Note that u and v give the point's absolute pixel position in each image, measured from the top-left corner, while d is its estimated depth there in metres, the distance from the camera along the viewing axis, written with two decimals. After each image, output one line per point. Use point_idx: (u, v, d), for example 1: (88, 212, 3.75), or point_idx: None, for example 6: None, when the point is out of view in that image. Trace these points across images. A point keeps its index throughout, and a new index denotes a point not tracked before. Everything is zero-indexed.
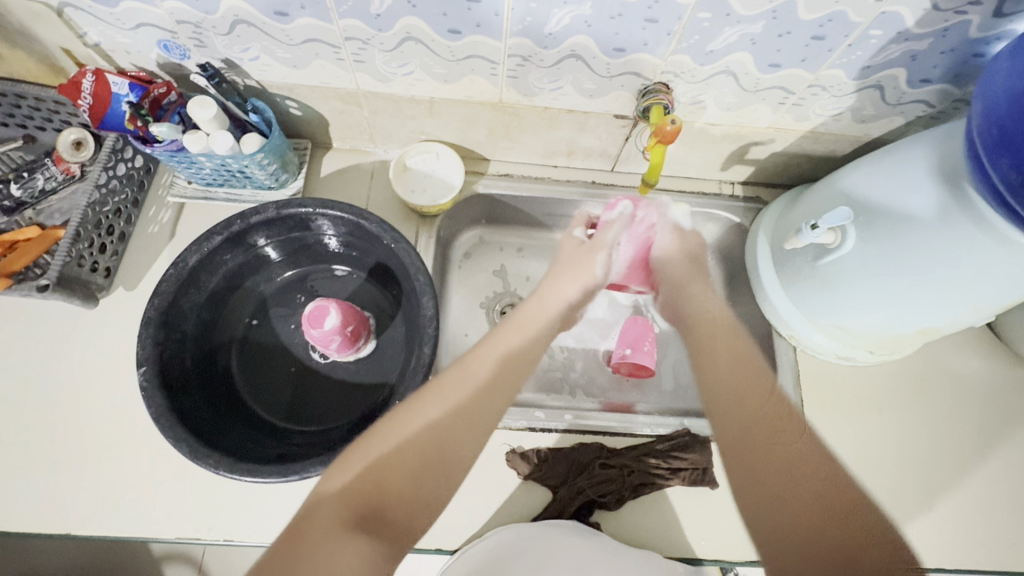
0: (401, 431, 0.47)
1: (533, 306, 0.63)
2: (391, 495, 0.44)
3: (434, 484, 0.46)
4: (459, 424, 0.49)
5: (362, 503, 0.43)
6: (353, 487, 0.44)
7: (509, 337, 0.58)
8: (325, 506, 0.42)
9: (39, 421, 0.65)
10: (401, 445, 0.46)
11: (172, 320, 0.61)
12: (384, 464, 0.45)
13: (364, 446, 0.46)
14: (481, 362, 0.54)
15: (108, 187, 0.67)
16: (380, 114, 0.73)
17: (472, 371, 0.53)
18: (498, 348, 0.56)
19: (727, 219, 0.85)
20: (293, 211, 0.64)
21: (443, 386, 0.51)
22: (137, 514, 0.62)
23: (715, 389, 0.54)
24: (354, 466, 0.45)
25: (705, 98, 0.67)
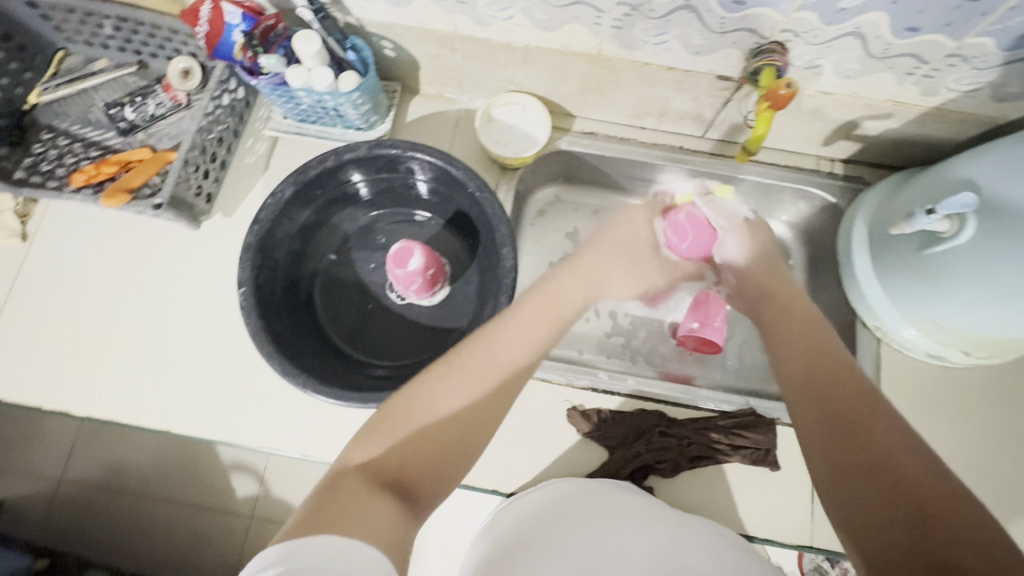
0: (427, 405, 0.46)
1: (560, 287, 0.60)
2: (413, 465, 0.43)
3: (454, 460, 0.45)
4: (486, 401, 0.47)
5: (389, 473, 0.42)
6: (377, 459, 0.42)
7: (536, 330, 0.54)
8: (354, 471, 0.41)
9: (145, 328, 0.71)
10: (427, 421, 0.45)
11: (268, 247, 0.64)
12: (409, 437, 0.44)
13: (390, 420, 0.45)
14: (510, 341, 0.51)
15: (214, 116, 0.71)
16: (473, 60, 0.72)
17: (500, 349, 0.50)
18: (518, 331, 0.52)
19: (821, 198, 0.80)
20: (384, 151, 0.65)
21: (468, 359, 0.49)
22: (226, 420, 0.68)
23: (845, 369, 0.48)
24: (380, 439, 0.43)
25: (823, 63, 0.62)
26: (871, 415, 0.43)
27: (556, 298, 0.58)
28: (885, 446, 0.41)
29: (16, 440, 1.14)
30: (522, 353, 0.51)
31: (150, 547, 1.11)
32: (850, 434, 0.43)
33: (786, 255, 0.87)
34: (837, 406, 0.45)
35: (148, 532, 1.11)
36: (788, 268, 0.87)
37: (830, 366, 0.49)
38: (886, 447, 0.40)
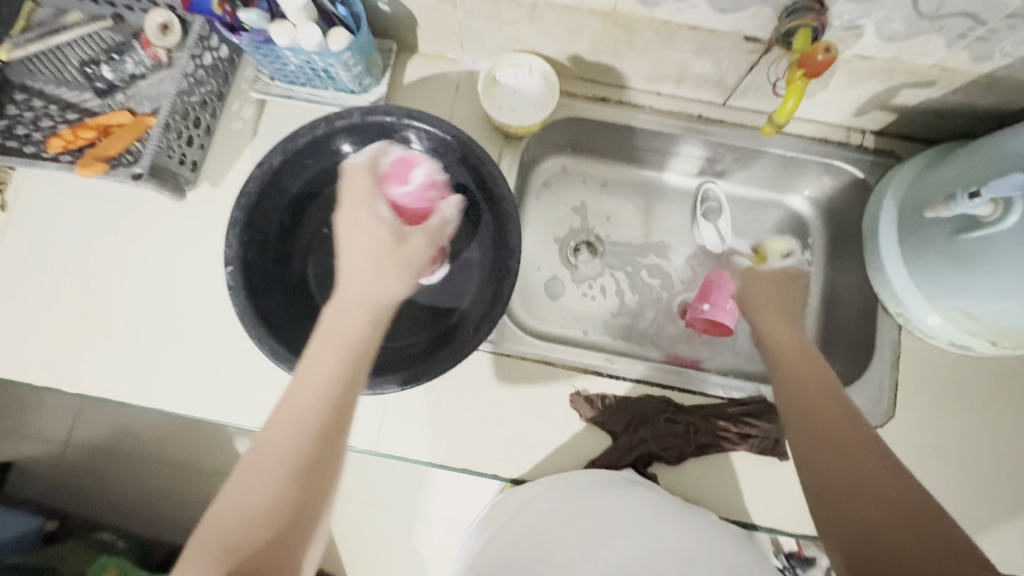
0: (279, 439, 0.44)
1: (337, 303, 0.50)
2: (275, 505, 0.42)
3: (315, 481, 0.44)
4: (328, 410, 0.45)
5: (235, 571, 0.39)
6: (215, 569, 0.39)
7: (316, 367, 0.46)
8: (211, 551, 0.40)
9: (133, 303, 0.68)
10: (250, 515, 0.42)
11: (256, 223, 0.60)
12: (263, 476, 0.43)
13: (226, 527, 0.41)
14: (331, 345, 0.47)
15: (196, 77, 0.65)
16: (475, 16, 0.66)
17: (319, 353, 0.47)
18: (311, 374, 0.46)
19: (848, 173, 0.75)
20: (378, 118, 0.60)
21: (310, 371, 0.46)
22: (219, 399, 0.66)
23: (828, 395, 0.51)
24: (244, 487, 0.43)
25: (865, 23, 0.55)
26: (853, 433, 0.47)
27: (338, 324, 0.48)
28: (857, 467, 0.44)
29: None
30: (349, 347, 0.47)
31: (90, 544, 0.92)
32: (834, 458, 0.45)
33: (805, 233, 0.83)
34: (824, 428, 0.48)
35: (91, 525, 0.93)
36: (805, 246, 0.83)
37: (819, 389, 0.52)
38: (865, 460, 0.44)
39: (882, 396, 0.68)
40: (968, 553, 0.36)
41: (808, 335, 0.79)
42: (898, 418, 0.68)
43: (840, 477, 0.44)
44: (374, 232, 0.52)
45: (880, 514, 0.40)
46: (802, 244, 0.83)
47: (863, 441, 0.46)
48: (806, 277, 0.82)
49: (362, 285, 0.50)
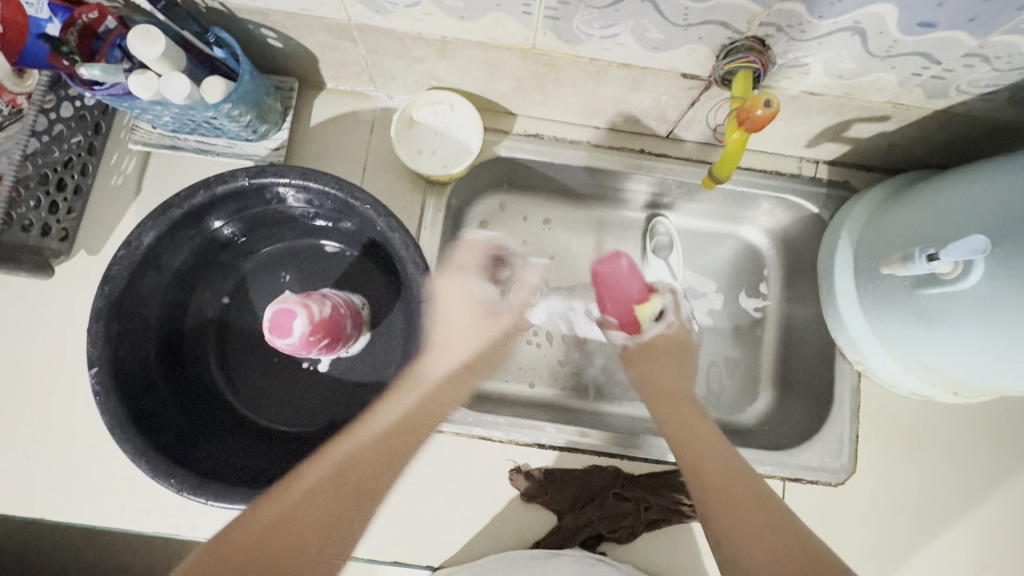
0: (277, 535, 0.44)
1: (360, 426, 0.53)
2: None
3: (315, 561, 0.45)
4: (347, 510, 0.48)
5: None
6: None
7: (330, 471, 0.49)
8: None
9: (1, 397, 0.59)
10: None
11: (129, 309, 0.52)
12: (278, 559, 0.43)
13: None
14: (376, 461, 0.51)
15: (51, 134, 0.56)
16: (380, 53, 0.58)
17: (345, 466, 0.50)
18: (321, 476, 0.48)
19: (802, 206, 0.70)
20: (268, 181, 0.52)
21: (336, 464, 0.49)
22: (111, 503, 0.58)
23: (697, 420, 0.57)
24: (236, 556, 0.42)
25: (811, 61, 0.49)
26: (709, 445, 0.53)
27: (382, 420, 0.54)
28: (729, 480, 0.49)
29: None
30: (380, 463, 0.52)
31: None
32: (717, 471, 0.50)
33: (760, 266, 0.78)
34: (689, 443, 0.54)
35: None
36: (761, 279, 0.78)
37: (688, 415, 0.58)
38: (726, 463, 0.51)
39: (843, 449, 0.64)
40: (800, 525, 0.46)
41: (766, 375, 0.75)
42: (859, 471, 0.65)
43: (721, 489, 0.49)
44: (315, 309, 0.50)
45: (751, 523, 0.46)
46: (757, 277, 0.78)
47: (730, 457, 0.52)
48: (763, 313, 0.77)
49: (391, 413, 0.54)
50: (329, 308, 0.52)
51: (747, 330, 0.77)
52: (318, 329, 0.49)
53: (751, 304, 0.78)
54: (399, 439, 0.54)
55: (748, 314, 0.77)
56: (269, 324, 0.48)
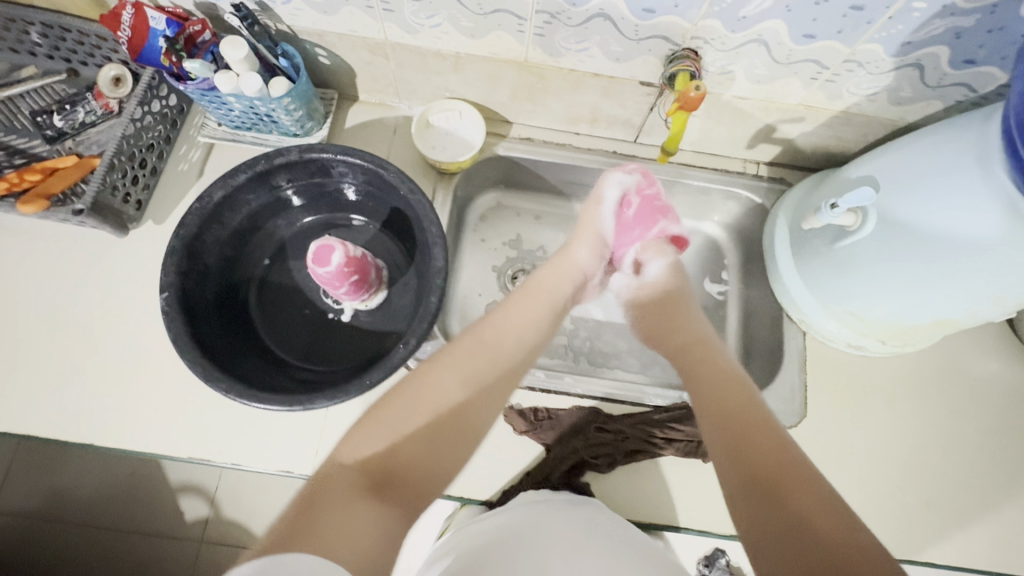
0: (431, 412, 0.51)
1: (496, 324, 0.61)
2: (410, 466, 0.48)
3: (448, 460, 0.50)
4: (475, 402, 0.54)
5: (378, 470, 0.46)
6: (370, 458, 0.47)
7: (471, 361, 0.56)
8: (348, 467, 0.46)
9: (66, 338, 0.69)
10: (401, 435, 0.49)
11: (195, 252, 0.63)
12: (424, 442, 0.50)
13: (372, 421, 0.50)
14: (470, 362, 0.56)
15: (142, 122, 0.70)
16: (407, 67, 0.74)
17: (466, 364, 0.56)
18: (440, 386, 0.53)
19: (748, 199, 0.84)
20: (316, 155, 0.66)
21: (454, 365, 0.55)
22: (152, 431, 0.66)
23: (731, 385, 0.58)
24: (374, 441, 0.48)
25: (734, 69, 0.65)
26: (749, 424, 0.52)
27: (498, 330, 0.61)
28: (762, 451, 0.50)
29: None
30: (505, 364, 0.58)
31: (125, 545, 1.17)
32: (786, 518, 0.45)
33: (721, 256, 0.90)
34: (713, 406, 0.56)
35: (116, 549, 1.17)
36: (723, 267, 0.90)
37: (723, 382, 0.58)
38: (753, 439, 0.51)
39: (795, 398, 0.74)
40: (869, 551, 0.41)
41: (730, 347, 0.85)
42: (810, 418, 0.74)
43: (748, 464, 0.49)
44: (350, 246, 0.61)
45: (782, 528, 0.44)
46: (719, 265, 0.91)
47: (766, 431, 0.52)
48: (726, 297, 0.88)
49: (514, 312, 0.63)
50: (360, 252, 0.64)
51: (713, 309, 0.88)
52: (352, 263, 0.61)
53: (716, 288, 0.89)
54: (501, 368, 0.58)
55: (713, 297, 0.89)
56: (313, 256, 0.60)
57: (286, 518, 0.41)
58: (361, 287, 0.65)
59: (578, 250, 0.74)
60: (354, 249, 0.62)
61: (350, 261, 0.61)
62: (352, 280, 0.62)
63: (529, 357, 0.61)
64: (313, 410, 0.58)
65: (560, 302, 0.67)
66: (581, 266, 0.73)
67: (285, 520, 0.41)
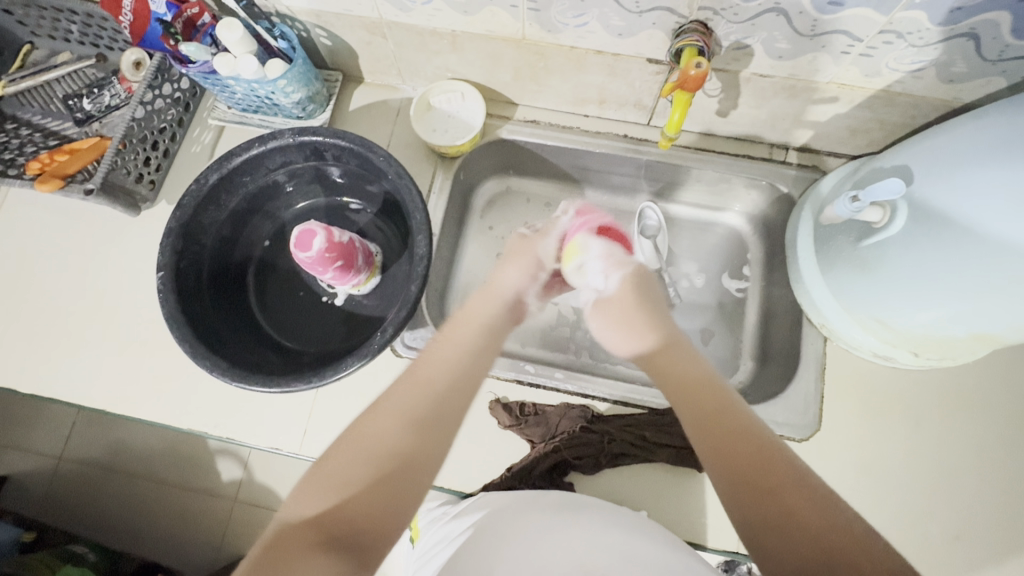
0: (374, 451, 0.45)
1: (441, 348, 0.54)
2: (361, 513, 0.42)
3: (400, 504, 0.44)
4: (422, 439, 0.47)
5: (325, 525, 0.41)
6: (316, 513, 0.42)
7: (413, 393, 0.50)
8: (296, 524, 0.41)
9: (89, 310, 0.74)
10: (347, 484, 0.43)
11: (192, 233, 0.65)
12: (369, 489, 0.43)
13: (319, 475, 0.44)
14: (406, 398, 0.49)
15: (153, 105, 0.72)
16: (406, 47, 0.72)
17: (402, 399, 0.49)
18: (383, 423, 0.47)
19: (774, 188, 0.76)
20: (308, 139, 0.66)
21: (392, 403, 0.49)
22: (160, 400, 0.70)
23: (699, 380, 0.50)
24: (320, 493, 0.43)
25: (752, 42, 0.58)
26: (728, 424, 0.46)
27: (441, 353, 0.54)
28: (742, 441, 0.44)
29: (24, 419, 1.32)
30: (448, 395, 0.50)
31: (167, 502, 1.26)
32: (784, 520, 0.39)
33: (744, 250, 0.84)
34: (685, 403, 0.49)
35: (157, 505, 1.27)
36: (745, 262, 0.83)
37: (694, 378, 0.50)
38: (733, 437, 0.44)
39: (809, 408, 0.67)
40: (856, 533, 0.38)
41: (747, 349, 0.79)
42: (825, 430, 0.67)
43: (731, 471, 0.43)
44: (331, 230, 0.61)
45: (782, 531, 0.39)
46: (741, 260, 0.84)
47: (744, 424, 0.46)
48: (745, 293, 0.82)
49: (446, 344, 0.55)
50: (347, 238, 0.64)
51: (730, 307, 0.81)
52: (333, 249, 0.61)
53: (735, 284, 0.83)
54: (444, 396, 0.50)
55: (732, 293, 0.82)
56: (295, 240, 0.60)
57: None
58: (350, 269, 0.65)
59: (506, 272, 0.67)
60: (338, 232, 0.62)
61: (333, 246, 0.61)
62: (337, 263, 0.63)
63: (483, 375, 0.54)
64: (290, 392, 0.59)
65: (497, 325, 0.60)
66: (512, 286, 0.66)
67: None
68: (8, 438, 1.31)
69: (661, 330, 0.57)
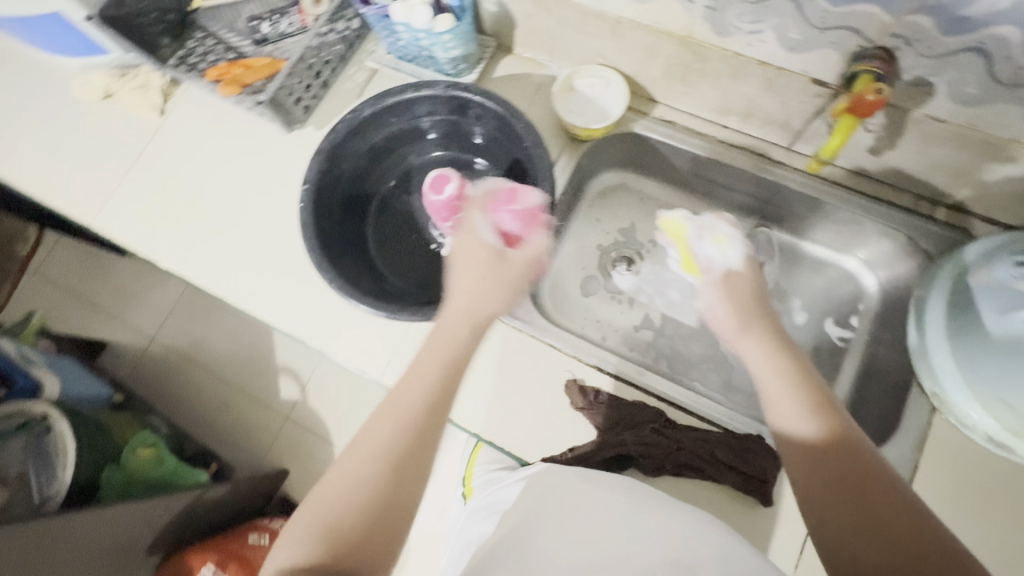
0: (353, 493, 0.47)
1: (412, 375, 0.53)
2: (354, 547, 0.45)
3: (391, 533, 0.46)
4: (401, 477, 0.48)
5: (316, 561, 0.43)
6: (305, 559, 0.44)
7: (385, 430, 0.49)
8: (284, 572, 0.43)
9: (229, 208, 0.82)
10: (330, 526, 0.45)
11: (337, 159, 0.71)
12: (351, 531, 0.45)
13: (305, 520, 0.46)
14: (381, 433, 0.49)
15: (326, 37, 0.79)
16: (566, 25, 0.73)
17: (379, 432, 0.49)
18: (356, 464, 0.48)
19: (910, 242, 0.72)
20: (458, 93, 0.69)
21: (369, 439, 0.49)
22: (272, 301, 0.77)
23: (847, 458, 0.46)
24: (304, 542, 0.45)
25: (938, 81, 0.55)
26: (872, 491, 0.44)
27: (411, 381, 0.52)
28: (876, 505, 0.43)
29: (133, 298, 1.47)
30: (421, 426, 0.50)
31: (232, 400, 1.37)
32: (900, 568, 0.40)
33: (856, 299, 0.80)
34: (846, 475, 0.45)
35: (221, 402, 1.38)
36: (854, 313, 0.80)
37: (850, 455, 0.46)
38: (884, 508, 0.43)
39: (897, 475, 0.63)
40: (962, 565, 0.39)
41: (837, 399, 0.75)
42: None
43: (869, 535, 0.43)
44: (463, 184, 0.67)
45: (865, 535, 0.43)
46: (851, 309, 0.80)
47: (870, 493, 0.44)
48: (847, 344, 0.79)
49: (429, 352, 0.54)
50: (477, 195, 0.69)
51: (827, 354, 0.79)
52: (461, 198, 0.68)
53: (838, 333, 0.80)
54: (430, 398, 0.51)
55: (833, 342, 0.79)
56: (430, 183, 0.68)
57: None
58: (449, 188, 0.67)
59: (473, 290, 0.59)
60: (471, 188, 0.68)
61: (456, 194, 0.67)
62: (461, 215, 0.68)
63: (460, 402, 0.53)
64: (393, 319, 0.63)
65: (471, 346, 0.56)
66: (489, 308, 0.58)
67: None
68: (117, 311, 1.46)
69: (846, 421, 0.48)
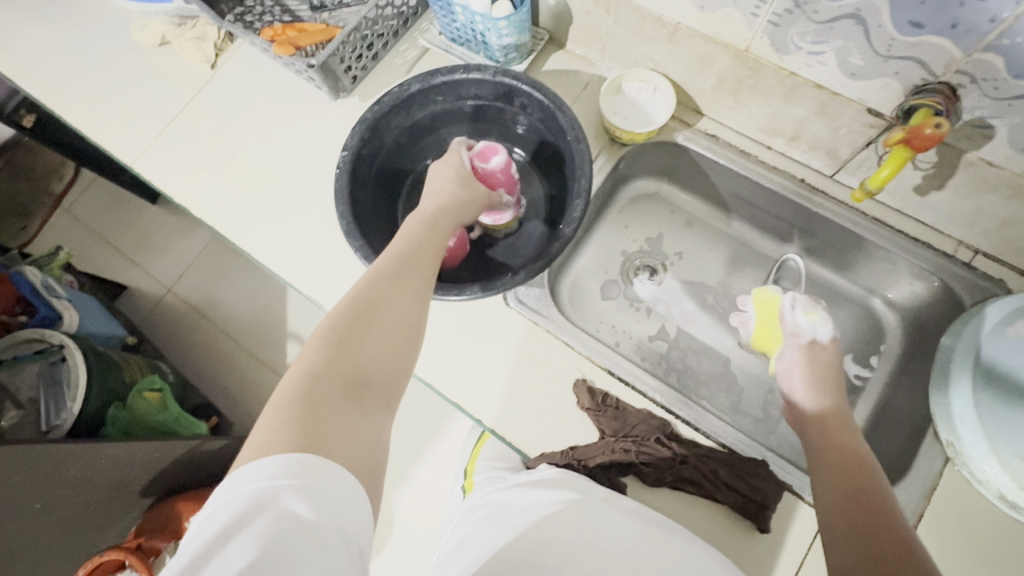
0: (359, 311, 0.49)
1: (406, 234, 0.57)
2: (370, 354, 0.47)
3: (399, 349, 0.50)
4: (402, 297, 0.51)
5: (338, 364, 0.45)
6: (321, 362, 0.45)
7: (386, 267, 0.53)
8: (310, 371, 0.43)
9: (266, 167, 0.83)
10: (340, 336, 0.47)
11: (378, 130, 0.71)
12: (363, 341, 0.47)
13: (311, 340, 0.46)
14: (381, 269, 0.52)
15: (382, 10, 0.79)
16: (622, 26, 0.73)
17: (376, 269, 0.52)
18: (359, 292, 0.50)
19: (944, 287, 0.70)
20: (507, 80, 0.69)
21: (368, 275, 0.52)
22: (296, 263, 0.78)
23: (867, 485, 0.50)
24: (316, 351, 0.45)
25: (1000, 124, 0.54)
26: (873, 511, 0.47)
27: (404, 236, 0.57)
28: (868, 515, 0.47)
29: (157, 245, 1.49)
30: (415, 263, 0.55)
31: (240, 358, 1.39)
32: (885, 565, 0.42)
33: (879, 338, 0.79)
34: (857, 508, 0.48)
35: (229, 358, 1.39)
36: (875, 352, 0.78)
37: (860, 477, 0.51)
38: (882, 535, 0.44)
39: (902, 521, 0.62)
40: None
41: None
42: None
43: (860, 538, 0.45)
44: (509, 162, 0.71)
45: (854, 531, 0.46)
46: (873, 348, 0.79)
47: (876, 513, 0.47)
48: (865, 381, 0.77)
49: (412, 236, 0.57)
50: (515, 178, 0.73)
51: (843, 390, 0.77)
52: (504, 173, 0.70)
53: (856, 370, 0.78)
54: (410, 265, 0.54)
55: (849, 377, 0.78)
56: (480, 149, 0.71)
57: (265, 428, 0.39)
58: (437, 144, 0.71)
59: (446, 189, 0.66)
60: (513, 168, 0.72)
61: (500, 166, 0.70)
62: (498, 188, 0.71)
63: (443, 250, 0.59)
64: None
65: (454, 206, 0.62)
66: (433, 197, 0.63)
67: (266, 429, 0.39)
68: (139, 256, 1.49)
69: (874, 477, 0.52)
